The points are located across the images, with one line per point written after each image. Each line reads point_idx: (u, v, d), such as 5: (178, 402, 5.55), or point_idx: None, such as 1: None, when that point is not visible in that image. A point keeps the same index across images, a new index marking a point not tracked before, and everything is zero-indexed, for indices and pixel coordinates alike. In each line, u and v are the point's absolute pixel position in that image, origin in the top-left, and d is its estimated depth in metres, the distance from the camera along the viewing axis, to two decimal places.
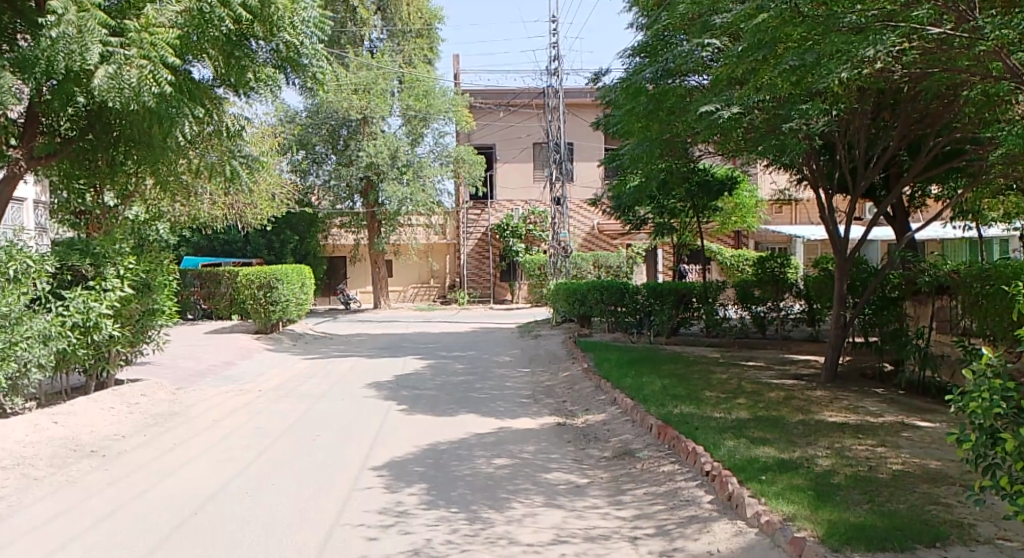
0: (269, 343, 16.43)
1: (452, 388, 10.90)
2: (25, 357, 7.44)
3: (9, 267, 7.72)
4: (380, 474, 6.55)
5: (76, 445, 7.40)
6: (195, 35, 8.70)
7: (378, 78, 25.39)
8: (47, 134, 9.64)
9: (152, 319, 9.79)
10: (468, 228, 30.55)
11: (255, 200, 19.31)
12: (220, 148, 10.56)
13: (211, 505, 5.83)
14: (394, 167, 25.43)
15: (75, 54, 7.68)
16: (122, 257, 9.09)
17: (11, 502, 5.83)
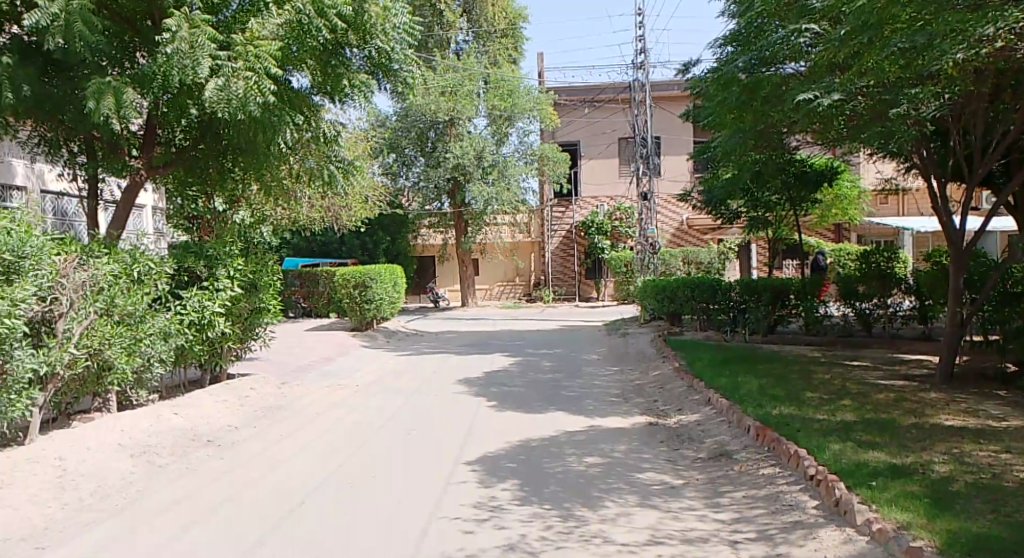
0: (364, 340, 16.93)
1: (541, 385, 10.92)
2: (149, 352, 7.93)
3: (134, 270, 8.13)
4: (473, 469, 6.64)
5: (195, 435, 7.85)
6: (295, 45, 9.08)
7: (464, 79, 25.70)
8: (164, 146, 10.24)
9: (259, 317, 10.30)
10: (553, 226, 30.58)
11: (349, 202, 19.92)
12: (317, 153, 11.02)
13: (317, 493, 6.07)
14: (480, 167, 25.72)
15: (188, 68, 8.13)
16: (232, 259, 9.58)
17: (139, 487, 6.24)
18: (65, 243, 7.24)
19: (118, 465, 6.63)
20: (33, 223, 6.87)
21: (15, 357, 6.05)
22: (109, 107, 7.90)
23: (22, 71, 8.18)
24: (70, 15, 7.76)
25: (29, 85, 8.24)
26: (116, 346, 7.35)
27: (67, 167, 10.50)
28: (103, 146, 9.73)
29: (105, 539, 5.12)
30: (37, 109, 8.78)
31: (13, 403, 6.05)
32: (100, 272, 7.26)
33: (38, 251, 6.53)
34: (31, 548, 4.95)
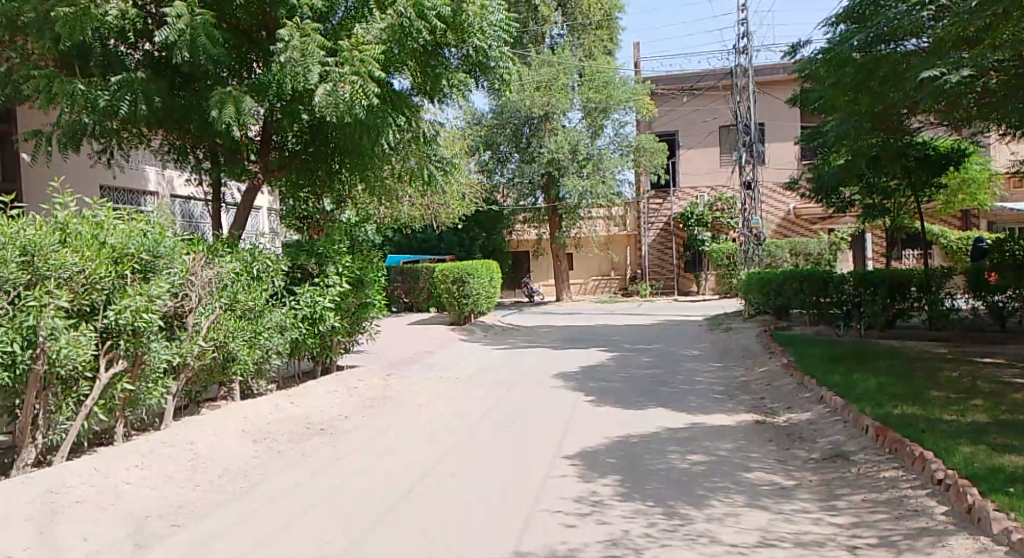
0: (462, 335, 17.20)
1: (641, 381, 10.76)
2: (268, 345, 8.42)
3: (255, 268, 8.60)
4: (574, 463, 6.62)
5: (309, 423, 8.21)
6: (397, 48, 9.34)
7: (559, 73, 25.58)
8: (278, 151, 10.77)
9: (365, 311, 10.65)
10: (650, 218, 30.09)
11: (447, 200, 20.27)
12: (417, 153, 11.31)
13: (423, 482, 6.20)
14: (574, 161, 25.61)
15: (300, 75, 8.49)
16: (340, 257, 9.97)
17: (261, 472, 6.58)
18: (194, 244, 7.65)
19: (242, 450, 7.02)
20: (166, 224, 7.28)
21: (153, 348, 6.54)
22: (230, 115, 8.35)
23: (153, 84, 8.76)
24: (194, 30, 8.23)
25: (160, 97, 8.82)
26: (239, 339, 7.85)
27: (193, 172, 11.19)
28: (225, 153, 10.34)
29: (232, 520, 5.41)
30: (168, 119, 9.39)
31: (150, 390, 6.71)
32: (223, 270, 7.70)
33: (171, 251, 6.87)
34: (168, 524, 5.30)
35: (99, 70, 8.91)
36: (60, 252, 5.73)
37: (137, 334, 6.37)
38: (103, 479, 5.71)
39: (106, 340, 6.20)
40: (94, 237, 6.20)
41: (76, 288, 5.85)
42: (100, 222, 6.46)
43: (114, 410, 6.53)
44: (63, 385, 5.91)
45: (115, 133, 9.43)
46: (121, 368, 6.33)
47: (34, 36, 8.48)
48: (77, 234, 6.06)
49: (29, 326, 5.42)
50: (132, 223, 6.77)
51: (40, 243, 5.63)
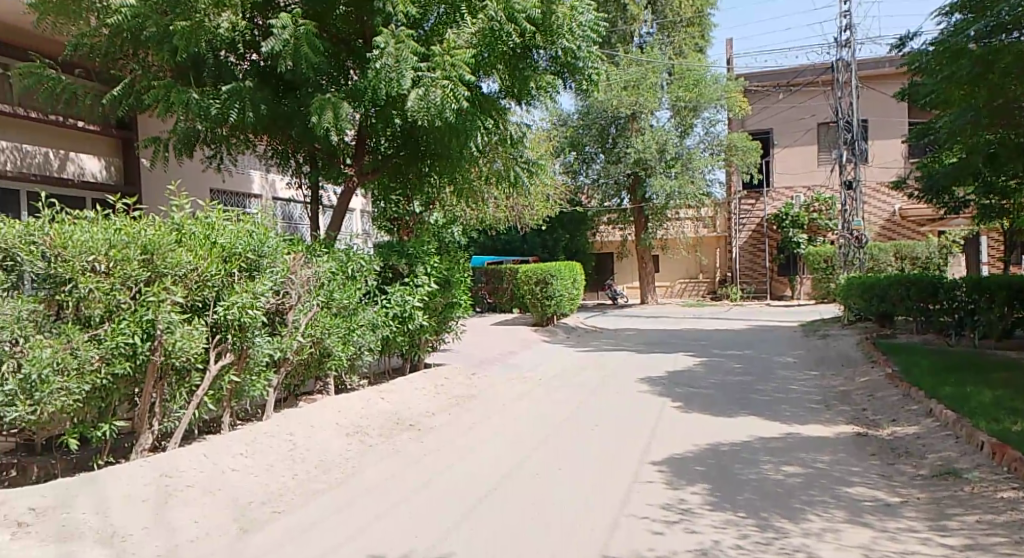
0: (546, 336, 17.21)
1: (731, 388, 10.47)
2: (361, 342, 8.68)
3: (350, 267, 8.86)
4: (661, 470, 6.49)
5: (399, 418, 8.39)
6: (487, 52, 9.51)
7: (648, 72, 25.14)
8: (372, 154, 10.98)
9: (451, 311, 10.81)
10: (742, 219, 29.26)
11: (532, 202, 20.33)
12: (504, 154, 11.46)
13: (509, 482, 6.23)
14: (662, 161, 25.14)
15: (394, 81, 8.69)
16: (429, 257, 10.16)
17: (353, 464, 6.78)
18: (294, 245, 7.96)
19: (335, 443, 7.25)
20: (270, 225, 7.60)
21: (256, 343, 6.85)
22: (329, 121, 8.67)
23: (259, 92, 9.20)
24: (298, 39, 8.58)
25: (265, 104, 9.26)
26: (334, 335, 8.11)
27: (293, 176, 11.67)
28: (323, 157, 10.75)
29: (327, 509, 5.60)
30: (271, 125, 9.83)
31: (253, 382, 7.03)
32: (321, 269, 7.97)
33: (274, 251, 7.16)
34: (268, 511, 5.53)
35: (210, 81, 9.41)
36: (176, 251, 6.04)
37: (243, 329, 6.70)
38: (212, 465, 6.02)
39: (215, 334, 6.52)
40: (205, 237, 6.53)
41: (190, 285, 6.16)
42: (212, 222, 6.81)
43: (222, 401, 6.89)
44: (177, 377, 6.26)
45: (224, 139, 9.95)
46: (228, 361, 6.65)
47: (154, 49, 9.05)
48: (191, 234, 6.40)
49: (148, 320, 5.77)
50: (240, 224, 7.09)
51: (159, 242, 5.96)
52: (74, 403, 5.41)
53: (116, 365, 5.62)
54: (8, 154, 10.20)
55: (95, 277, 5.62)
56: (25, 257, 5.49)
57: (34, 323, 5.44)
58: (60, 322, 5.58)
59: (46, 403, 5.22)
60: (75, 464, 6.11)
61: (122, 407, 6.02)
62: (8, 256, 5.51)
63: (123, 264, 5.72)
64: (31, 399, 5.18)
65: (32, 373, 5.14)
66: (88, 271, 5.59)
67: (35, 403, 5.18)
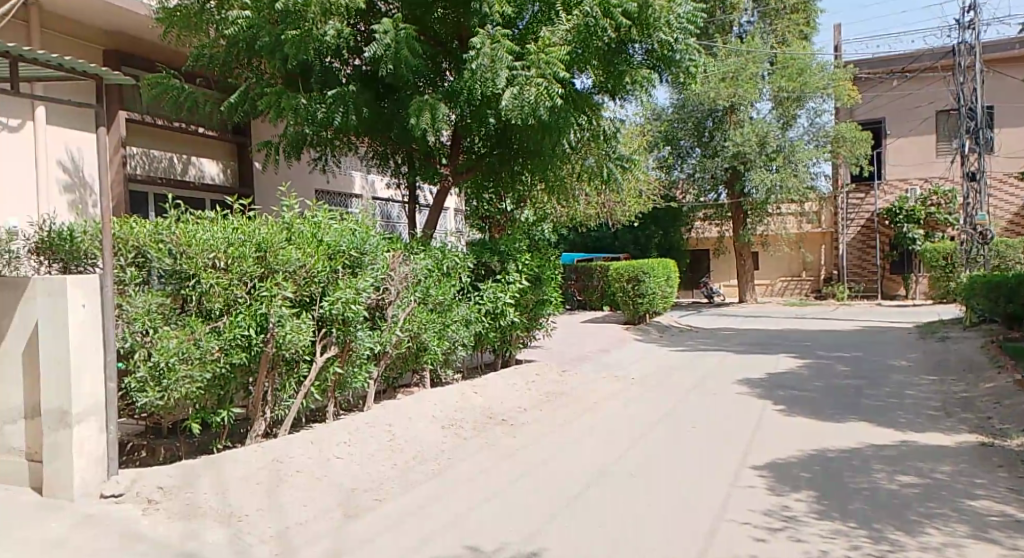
0: (638, 335, 17.01)
1: (838, 392, 10.04)
2: (454, 338, 8.90)
3: (445, 264, 9.06)
4: (763, 474, 6.31)
5: (491, 413, 8.53)
6: (581, 48, 9.41)
7: (747, 63, 24.19)
8: (467, 153, 11.22)
9: (542, 308, 10.88)
10: (849, 214, 27.98)
11: (625, 198, 20.15)
12: (596, 151, 11.47)
13: (603, 480, 6.22)
14: (763, 154, 24.23)
15: (488, 80, 8.83)
16: (520, 255, 10.24)
17: (449, 457, 6.95)
18: (393, 242, 8.21)
19: (432, 434, 7.44)
20: (371, 224, 7.86)
21: (358, 337, 7.13)
22: (427, 122, 8.90)
23: (361, 96, 9.59)
24: (398, 43, 8.84)
25: (367, 106, 9.69)
26: (430, 330, 8.33)
27: (391, 176, 12.02)
28: (420, 157, 11.05)
29: (425, 499, 5.77)
30: (370, 127, 10.18)
31: (355, 374, 7.32)
32: (417, 266, 8.19)
33: (375, 249, 7.43)
34: (372, 498, 5.75)
35: (317, 86, 9.83)
36: (286, 249, 6.36)
37: (347, 324, 6.97)
38: (318, 452, 6.31)
39: (321, 328, 6.83)
40: (313, 235, 6.83)
41: (299, 281, 6.48)
42: (318, 221, 7.13)
43: (327, 391, 7.21)
44: (286, 367, 6.59)
45: (329, 141, 10.41)
46: (332, 353, 6.94)
47: (266, 58, 9.56)
48: (300, 233, 6.71)
49: (262, 314, 6.11)
50: (344, 223, 7.38)
51: (271, 241, 6.29)
52: (197, 390, 5.80)
53: (234, 355, 5.98)
54: (140, 159, 10.93)
55: (216, 273, 5.98)
56: (154, 254, 5.91)
57: (162, 315, 5.87)
58: (184, 315, 5.99)
59: (173, 390, 5.65)
60: (197, 446, 6.56)
61: (239, 395, 6.39)
62: (138, 253, 5.96)
63: (240, 261, 6.07)
64: (159, 386, 5.63)
65: (160, 361, 5.57)
66: (209, 267, 5.96)
67: (164, 390, 5.62)
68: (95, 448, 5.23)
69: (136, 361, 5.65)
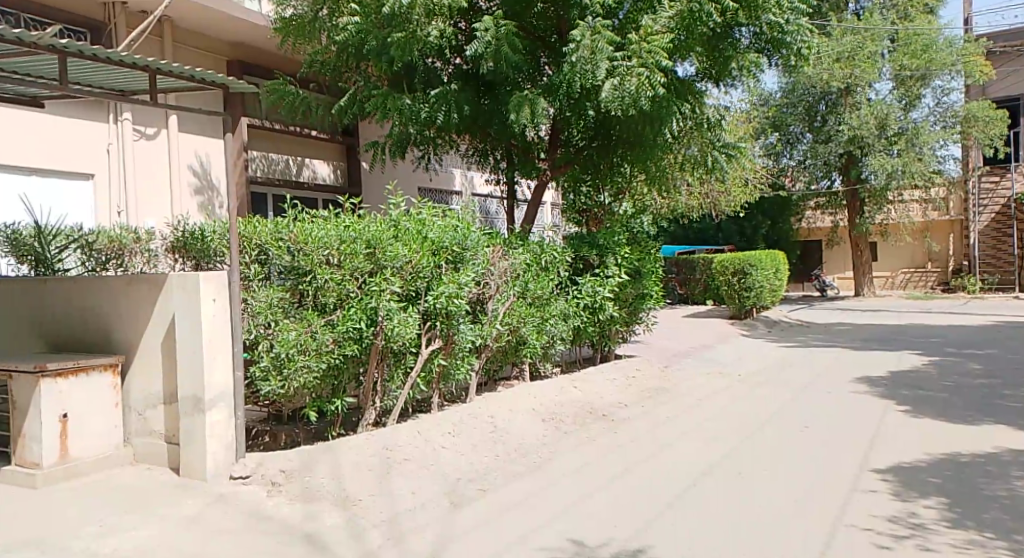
0: (745, 330, 16.53)
1: (970, 392, 9.42)
2: (553, 332, 9.02)
3: (543, 259, 9.15)
4: (886, 479, 6.04)
5: (592, 407, 8.56)
6: (685, 35, 9.38)
7: (865, 41, 22.89)
8: (565, 147, 11.19)
9: (642, 302, 10.81)
10: (982, 202, 26.11)
11: (729, 188, 19.57)
12: (699, 139, 11.28)
13: (709, 478, 6.14)
14: (882, 137, 22.99)
15: (588, 72, 8.80)
16: (620, 248, 10.19)
17: (551, 450, 7.05)
18: (493, 237, 8.36)
19: (533, 427, 7.57)
20: (471, 219, 8.04)
21: (461, 330, 7.34)
22: (527, 117, 8.99)
23: (463, 94, 9.82)
24: (499, 40, 8.97)
25: (469, 104, 9.89)
26: (529, 325, 8.46)
27: (491, 172, 12.19)
28: (520, 153, 11.21)
29: (529, 491, 5.89)
30: (472, 123, 10.39)
31: (458, 366, 7.54)
32: (516, 261, 8.33)
33: (476, 244, 7.61)
34: (476, 488, 5.93)
35: (420, 86, 10.11)
36: (394, 246, 6.64)
37: (450, 317, 7.19)
38: (426, 441, 6.55)
39: (427, 321, 7.07)
40: (418, 232, 7.05)
41: (406, 277, 6.75)
42: (422, 218, 7.36)
43: (432, 382, 7.46)
44: (394, 358, 6.88)
45: (432, 140, 10.70)
46: (437, 346, 7.18)
47: (373, 61, 9.94)
48: (407, 230, 6.95)
49: (372, 307, 6.40)
50: (447, 219, 7.58)
51: (380, 238, 6.58)
52: (314, 379, 6.15)
53: (347, 347, 6.32)
54: (259, 163, 11.60)
55: (330, 269, 6.30)
56: (274, 251, 6.29)
57: (282, 308, 6.23)
58: (302, 308, 6.33)
59: (293, 378, 6.00)
60: (314, 433, 6.95)
61: (351, 385, 6.72)
62: (260, 250, 6.37)
63: (351, 258, 6.38)
64: (281, 375, 6.00)
65: (281, 352, 5.93)
66: (324, 264, 6.28)
67: (284, 379, 5.99)
68: (225, 432, 5.65)
69: (259, 352, 6.06)
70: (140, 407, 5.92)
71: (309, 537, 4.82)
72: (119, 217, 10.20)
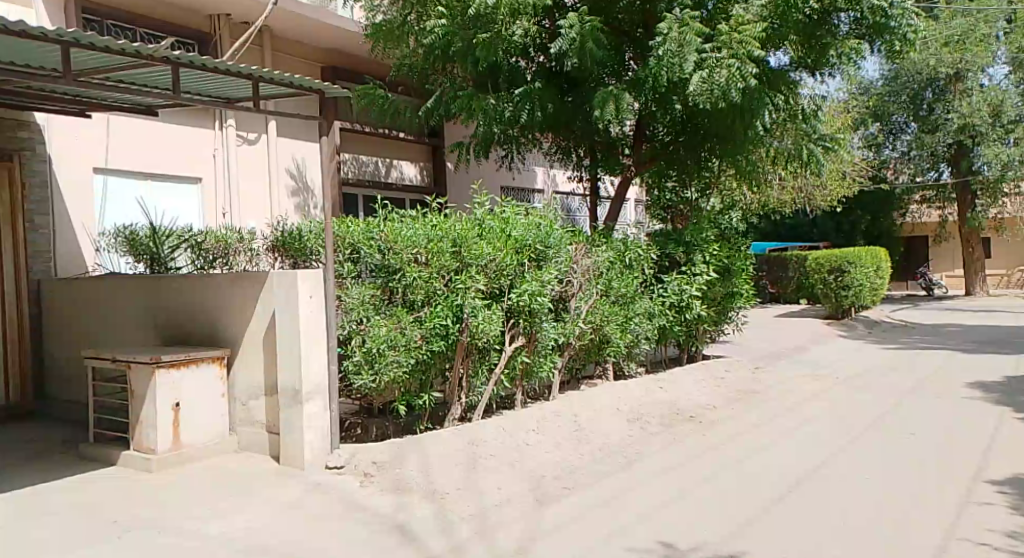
0: (842, 330, 15.86)
1: None
2: (637, 330, 8.97)
3: (628, 257, 9.10)
4: (1001, 491, 5.69)
5: (679, 409, 8.45)
6: (779, 23, 9.13)
7: (978, 22, 21.50)
8: (650, 142, 11.18)
9: (732, 301, 10.58)
10: None
11: (826, 181, 18.82)
12: (794, 131, 10.94)
13: (805, 485, 5.95)
14: (996, 126, 21.56)
15: (676, 66, 8.67)
16: (708, 245, 10.00)
17: (637, 451, 7.01)
18: (576, 234, 8.36)
19: (619, 427, 7.54)
20: (554, 217, 8.08)
21: (544, 328, 7.39)
22: (611, 113, 8.95)
23: (547, 92, 9.84)
24: (584, 36, 8.94)
25: (552, 102, 9.90)
26: (613, 323, 8.46)
27: (575, 170, 12.21)
28: (603, 150, 11.19)
29: (616, 491, 5.89)
30: (555, 121, 10.41)
31: (541, 363, 7.60)
32: (599, 258, 8.33)
33: (559, 242, 7.63)
34: (562, 487, 5.98)
35: (504, 85, 10.24)
36: (479, 244, 6.78)
37: (533, 315, 7.27)
38: (512, 437, 6.64)
39: (509, 319, 7.20)
40: (502, 230, 7.16)
41: (490, 274, 6.89)
42: (506, 216, 7.44)
43: (516, 380, 7.55)
44: (479, 355, 7.03)
45: (515, 139, 10.80)
46: (520, 343, 7.27)
47: (459, 62, 10.12)
48: (491, 228, 7.06)
49: (457, 304, 6.56)
50: (530, 217, 7.64)
51: (466, 236, 6.72)
52: (403, 374, 6.34)
53: (434, 343, 6.49)
54: (351, 165, 12.02)
55: (418, 267, 6.49)
56: (366, 250, 6.48)
57: (373, 305, 6.44)
58: (392, 305, 6.54)
59: (383, 373, 6.20)
60: (403, 426, 7.17)
61: (437, 380, 6.88)
62: (353, 249, 6.57)
63: (438, 256, 6.55)
64: (372, 369, 6.22)
65: (372, 347, 6.15)
66: (412, 262, 6.47)
67: (376, 373, 6.20)
68: (321, 423, 5.92)
69: (353, 347, 6.28)
70: (244, 398, 6.28)
71: (400, 527, 5.00)
72: (225, 219, 10.81)
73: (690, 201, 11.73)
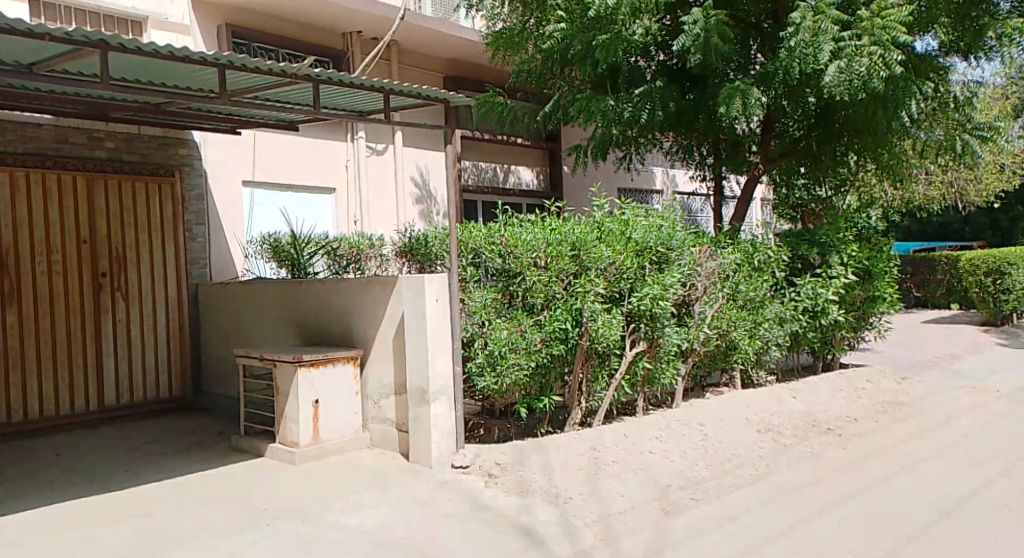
0: (1003, 338, 14.47)
1: None
2: (767, 336, 8.62)
3: (755, 259, 8.77)
4: None
5: (815, 420, 8.01)
6: (925, 5, 8.51)
7: None
8: (780, 137, 10.63)
9: (874, 306, 9.93)
10: None
11: (981, 175, 17.27)
12: (943, 121, 10.12)
13: (962, 508, 5.47)
14: None
15: (809, 57, 8.26)
16: (845, 246, 9.43)
17: (769, 464, 6.72)
18: (700, 236, 8.13)
19: (748, 437, 7.25)
20: (676, 217, 7.90)
21: (665, 333, 7.25)
22: (737, 109, 8.64)
23: (668, 91, 9.64)
24: (708, 31, 8.69)
25: (674, 101, 9.67)
26: (740, 328, 8.19)
27: (697, 170, 11.93)
28: (727, 147, 10.81)
29: (747, 505, 5.67)
30: (678, 121, 10.19)
31: (663, 370, 7.46)
32: (725, 260, 8.05)
33: (682, 244, 7.47)
34: (689, 498, 5.83)
35: (624, 85, 10.14)
36: (598, 247, 6.73)
37: (655, 319, 7.15)
38: (636, 445, 6.54)
39: (630, 323, 7.09)
40: (622, 232, 7.10)
41: (610, 278, 6.82)
42: (626, 218, 7.36)
43: (637, 386, 7.44)
44: (599, 360, 6.99)
45: (633, 140, 10.69)
46: (641, 348, 7.17)
47: (579, 65, 10.12)
48: (610, 231, 7.01)
49: (577, 308, 6.56)
50: (651, 219, 7.52)
51: (585, 240, 6.71)
52: (524, 377, 6.41)
53: (553, 346, 6.52)
54: (473, 172, 12.34)
55: (537, 270, 6.53)
56: (487, 254, 6.64)
57: (495, 308, 6.58)
58: (512, 308, 6.65)
59: (505, 375, 6.31)
60: (524, 429, 7.25)
61: (557, 384, 6.89)
62: (475, 254, 6.76)
63: (558, 259, 6.55)
64: (494, 371, 6.35)
65: (495, 350, 6.29)
66: (532, 266, 6.52)
67: (498, 375, 6.32)
68: (446, 422, 6.10)
69: (476, 349, 6.45)
70: (375, 396, 6.56)
71: (527, 530, 5.04)
72: (356, 226, 11.37)
73: (821, 199, 11.33)
